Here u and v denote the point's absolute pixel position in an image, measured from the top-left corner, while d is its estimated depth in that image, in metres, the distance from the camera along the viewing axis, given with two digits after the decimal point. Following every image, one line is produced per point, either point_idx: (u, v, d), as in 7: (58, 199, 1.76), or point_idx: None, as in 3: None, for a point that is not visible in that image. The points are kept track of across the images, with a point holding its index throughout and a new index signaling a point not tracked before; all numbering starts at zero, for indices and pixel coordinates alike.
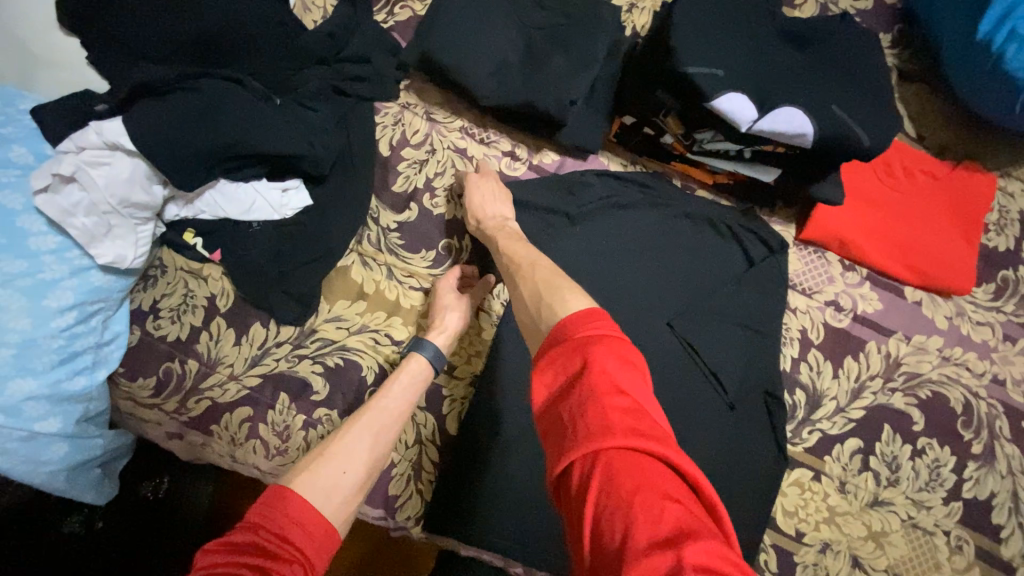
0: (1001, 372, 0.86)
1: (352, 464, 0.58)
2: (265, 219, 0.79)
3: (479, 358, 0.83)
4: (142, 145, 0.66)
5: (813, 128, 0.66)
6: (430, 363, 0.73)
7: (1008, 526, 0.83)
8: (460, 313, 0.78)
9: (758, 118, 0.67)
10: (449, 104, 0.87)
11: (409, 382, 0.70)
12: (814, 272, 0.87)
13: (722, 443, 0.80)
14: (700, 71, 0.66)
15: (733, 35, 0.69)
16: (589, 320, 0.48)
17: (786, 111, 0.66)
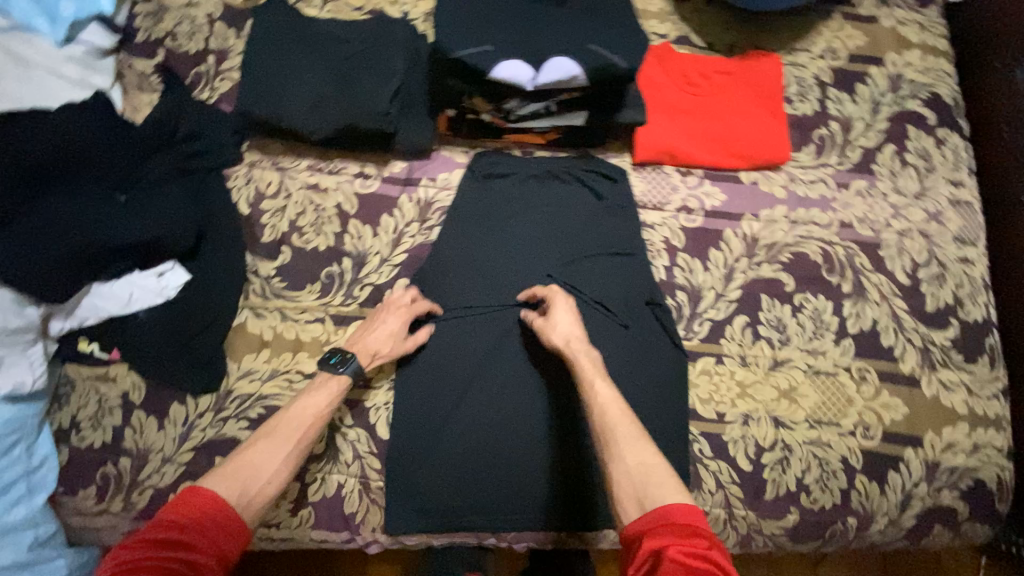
0: (845, 216, 0.96)
1: (274, 474, 0.67)
2: (148, 306, 0.85)
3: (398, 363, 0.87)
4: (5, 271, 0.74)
5: (581, 69, 0.76)
6: (348, 380, 0.78)
7: (898, 345, 0.91)
8: (390, 338, 0.83)
9: (534, 74, 0.76)
10: (292, 149, 0.94)
11: (326, 393, 0.76)
12: (658, 187, 0.96)
13: (626, 360, 0.88)
14: (468, 52, 0.76)
15: (491, 14, 0.79)
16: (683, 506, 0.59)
17: (555, 62, 0.76)
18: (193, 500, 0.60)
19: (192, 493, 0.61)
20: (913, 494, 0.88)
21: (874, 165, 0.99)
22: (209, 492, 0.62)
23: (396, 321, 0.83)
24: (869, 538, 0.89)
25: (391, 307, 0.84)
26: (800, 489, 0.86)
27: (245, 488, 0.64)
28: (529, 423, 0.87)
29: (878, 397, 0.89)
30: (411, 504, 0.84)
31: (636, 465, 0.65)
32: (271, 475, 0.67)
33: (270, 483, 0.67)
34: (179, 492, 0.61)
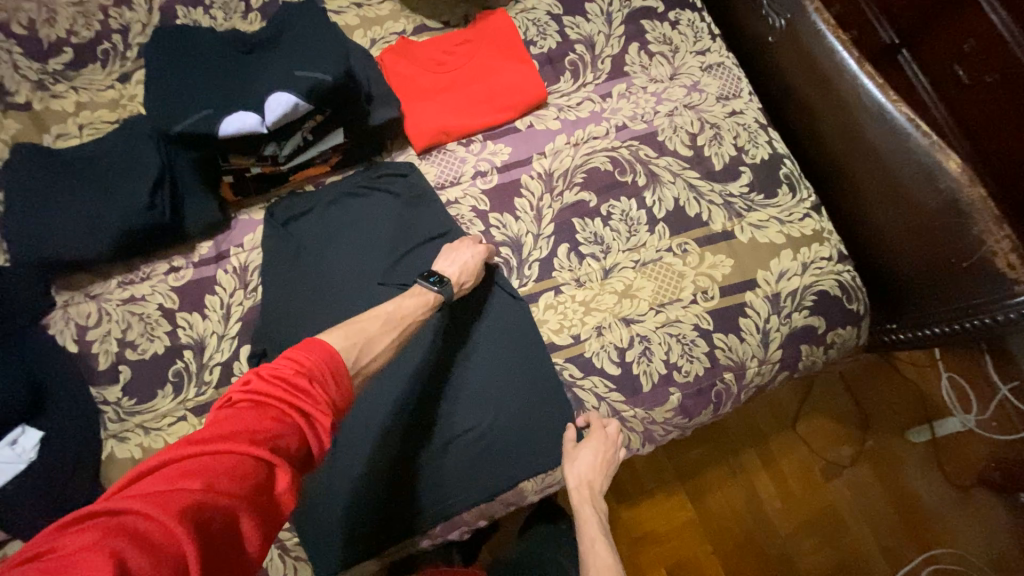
0: (617, 120, 1.04)
1: (379, 353, 0.69)
2: (13, 475, 0.82)
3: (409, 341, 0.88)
4: None
5: (297, 96, 0.85)
6: (441, 298, 0.83)
7: (704, 209, 0.99)
8: (467, 254, 0.89)
9: (261, 117, 0.86)
10: (98, 274, 0.96)
11: (420, 299, 0.81)
12: (448, 166, 1.02)
13: (475, 327, 0.92)
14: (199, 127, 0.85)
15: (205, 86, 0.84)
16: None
17: (272, 99, 0.85)
18: (311, 354, 0.59)
19: (318, 348, 0.60)
20: (770, 329, 0.94)
21: (626, 67, 1.08)
22: (327, 345, 0.62)
23: (472, 244, 0.91)
24: (753, 384, 0.95)
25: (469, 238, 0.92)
26: (671, 369, 0.92)
27: (359, 355, 0.66)
28: (427, 420, 0.87)
29: (704, 261, 0.96)
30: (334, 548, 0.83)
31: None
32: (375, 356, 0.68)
33: (374, 363, 0.68)
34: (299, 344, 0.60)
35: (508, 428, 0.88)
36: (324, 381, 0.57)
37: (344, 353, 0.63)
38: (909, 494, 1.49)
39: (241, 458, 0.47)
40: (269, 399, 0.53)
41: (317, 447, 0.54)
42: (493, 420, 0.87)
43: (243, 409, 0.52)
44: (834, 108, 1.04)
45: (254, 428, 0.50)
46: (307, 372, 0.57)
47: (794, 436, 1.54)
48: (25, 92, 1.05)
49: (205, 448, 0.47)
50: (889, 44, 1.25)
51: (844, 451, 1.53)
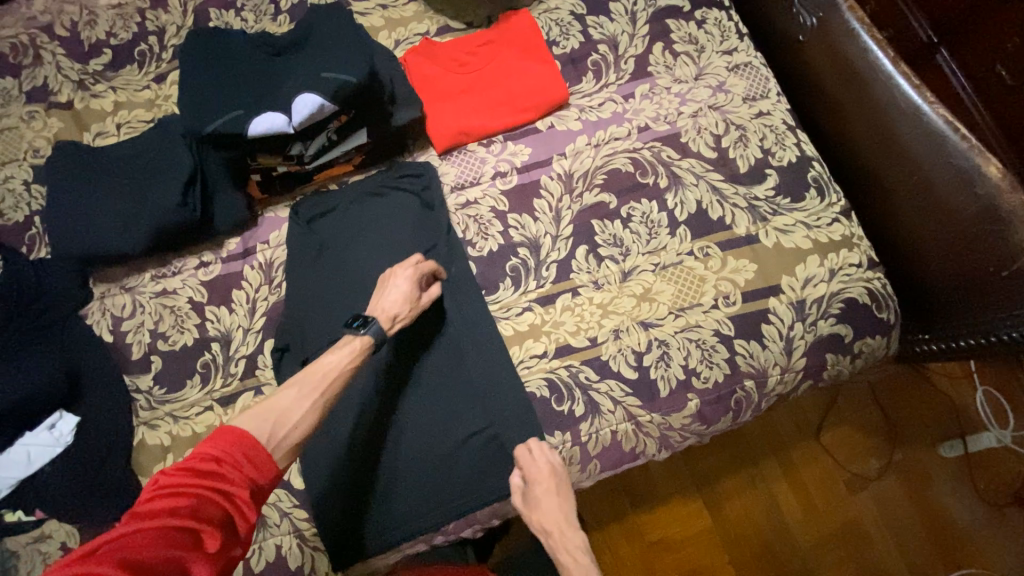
0: (640, 121, 1.03)
1: (301, 420, 0.69)
2: (50, 458, 0.87)
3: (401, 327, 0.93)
4: None
5: (321, 97, 0.87)
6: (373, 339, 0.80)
7: (727, 213, 0.97)
8: (403, 296, 0.86)
9: (287, 118, 0.88)
10: (132, 268, 1.00)
11: (346, 352, 0.77)
12: (468, 166, 1.02)
13: (492, 329, 0.94)
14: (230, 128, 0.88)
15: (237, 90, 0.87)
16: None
17: (298, 100, 0.87)
18: (221, 437, 0.61)
19: (229, 428, 0.62)
20: (794, 337, 0.92)
21: (649, 67, 1.06)
22: (238, 428, 0.63)
23: (405, 284, 0.87)
24: (774, 393, 0.93)
25: (401, 272, 0.88)
26: (690, 375, 0.91)
27: (273, 428, 0.66)
28: (446, 418, 0.90)
29: (726, 265, 0.94)
30: (359, 535, 0.87)
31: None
32: (297, 423, 0.68)
33: (298, 426, 0.68)
34: (212, 433, 0.62)
35: (523, 428, 0.89)
36: (238, 463, 0.61)
37: (260, 426, 0.65)
38: (938, 510, 1.43)
39: (168, 541, 0.52)
40: (184, 486, 0.57)
41: (241, 518, 0.59)
42: (508, 419, 0.90)
43: (157, 502, 0.55)
44: (867, 109, 1.01)
45: (174, 514, 0.54)
46: (219, 456, 0.60)
47: (817, 446, 1.50)
48: (67, 92, 1.10)
49: (126, 540, 0.51)
50: (926, 43, 1.20)
51: (869, 463, 1.48)
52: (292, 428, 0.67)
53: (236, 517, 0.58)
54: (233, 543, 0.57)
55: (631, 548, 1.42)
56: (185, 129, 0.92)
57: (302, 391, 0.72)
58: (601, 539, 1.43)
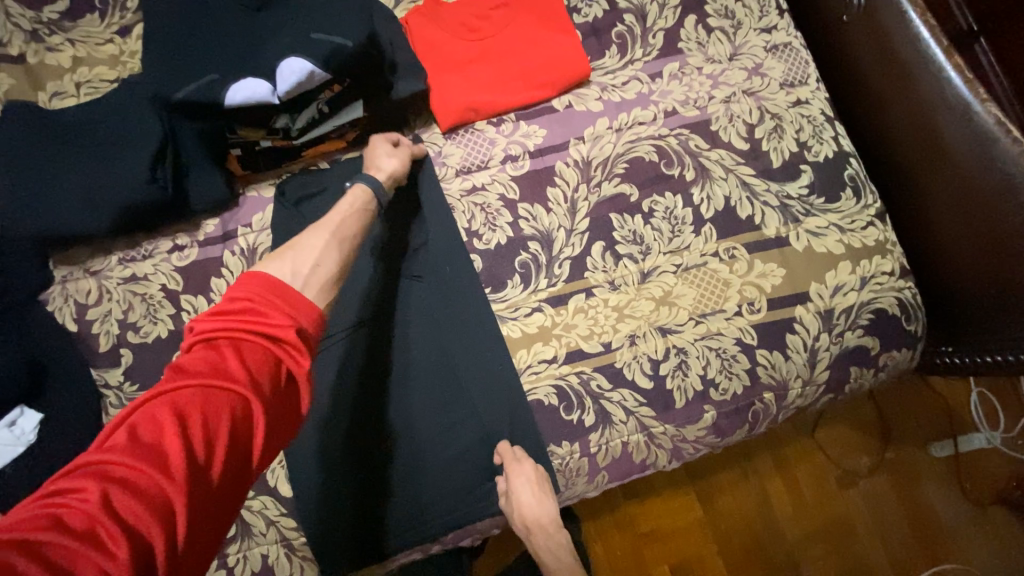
0: (667, 104, 0.93)
1: (321, 259, 0.62)
2: (12, 458, 0.79)
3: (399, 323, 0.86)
4: None
5: (312, 64, 0.76)
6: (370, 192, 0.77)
7: (756, 212, 0.89)
8: (388, 156, 0.84)
9: (271, 86, 0.76)
10: (98, 250, 0.89)
11: (353, 199, 0.75)
12: (476, 147, 0.92)
13: (497, 331, 0.86)
14: (208, 95, 0.77)
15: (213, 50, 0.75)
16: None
17: (285, 65, 0.76)
18: (249, 282, 0.54)
19: (258, 274, 0.55)
20: (819, 348, 0.87)
21: (680, 43, 0.95)
22: (264, 273, 0.56)
23: (385, 145, 0.85)
24: (793, 405, 0.88)
25: (378, 142, 0.85)
26: (707, 386, 0.85)
27: (299, 270, 0.59)
28: (445, 424, 0.84)
29: (753, 269, 0.87)
30: (350, 546, 0.81)
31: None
32: (318, 261, 0.62)
33: (320, 266, 0.61)
34: (240, 279, 0.55)
35: (528, 438, 0.84)
36: (277, 308, 0.53)
37: (280, 271, 0.58)
38: (925, 510, 1.44)
39: (207, 394, 0.45)
40: (219, 338, 0.50)
41: (294, 369, 0.51)
42: (513, 428, 0.84)
43: (194, 354, 0.49)
44: (909, 103, 0.92)
45: (212, 365, 0.48)
46: (253, 299, 0.53)
47: (814, 443, 1.49)
48: (17, 43, 0.96)
49: (168, 394, 0.45)
50: (966, 31, 1.09)
51: (862, 460, 1.47)
52: (312, 266, 0.60)
53: (286, 371, 0.51)
54: (289, 391, 0.51)
55: (623, 539, 1.41)
56: (152, 93, 0.79)
57: (315, 237, 0.66)
58: (593, 531, 1.42)
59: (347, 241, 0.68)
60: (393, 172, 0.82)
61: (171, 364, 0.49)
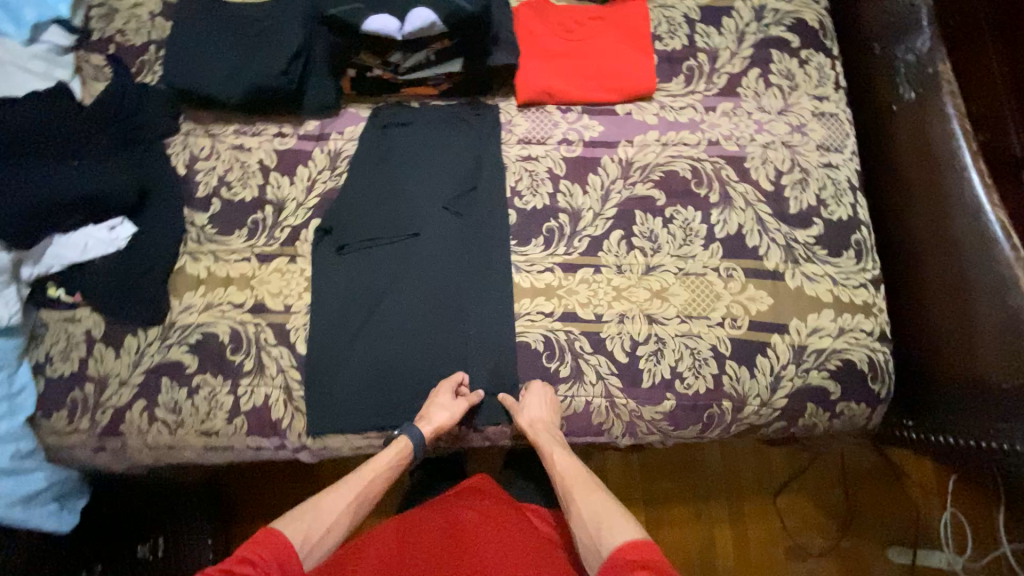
0: (713, 135, 1.06)
1: (336, 520, 0.82)
2: (103, 254, 0.99)
3: (433, 244, 1.02)
4: None
5: (436, 16, 0.95)
6: (411, 444, 0.91)
7: (762, 244, 1.00)
8: (447, 403, 0.92)
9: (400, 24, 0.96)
10: (219, 118, 1.09)
11: (392, 456, 0.91)
12: (540, 124, 1.08)
13: (511, 275, 1.01)
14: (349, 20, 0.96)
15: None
16: (643, 542, 0.69)
17: (416, 12, 0.95)
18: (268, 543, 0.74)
19: (269, 535, 0.75)
20: (783, 376, 0.96)
21: (739, 88, 1.09)
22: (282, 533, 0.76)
23: (446, 395, 0.93)
24: (746, 421, 0.97)
25: (444, 388, 0.94)
26: (674, 377, 0.96)
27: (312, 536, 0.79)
28: (444, 333, 0.98)
29: (744, 291, 0.98)
30: (340, 410, 0.96)
31: (587, 514, 0.78)
32: (333, 521, 0.82)
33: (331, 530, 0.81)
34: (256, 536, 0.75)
35: (509, 371, 0.97)
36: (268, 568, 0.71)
37: (295, 533, 0.77)
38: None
39: None
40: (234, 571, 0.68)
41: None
42: (499, 358, 0.98)
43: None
44: (930, 196, 1.01)
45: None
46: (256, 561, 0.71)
47: (770, 504, 1.53)
48: None
49: None
50: None
51: (816, 540, 1.50)
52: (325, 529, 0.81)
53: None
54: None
55: None
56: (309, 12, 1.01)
57: (338, 495, 0.85)
58: None
59: (368, 492, 0.88)
60: (444, 425, 0.91)
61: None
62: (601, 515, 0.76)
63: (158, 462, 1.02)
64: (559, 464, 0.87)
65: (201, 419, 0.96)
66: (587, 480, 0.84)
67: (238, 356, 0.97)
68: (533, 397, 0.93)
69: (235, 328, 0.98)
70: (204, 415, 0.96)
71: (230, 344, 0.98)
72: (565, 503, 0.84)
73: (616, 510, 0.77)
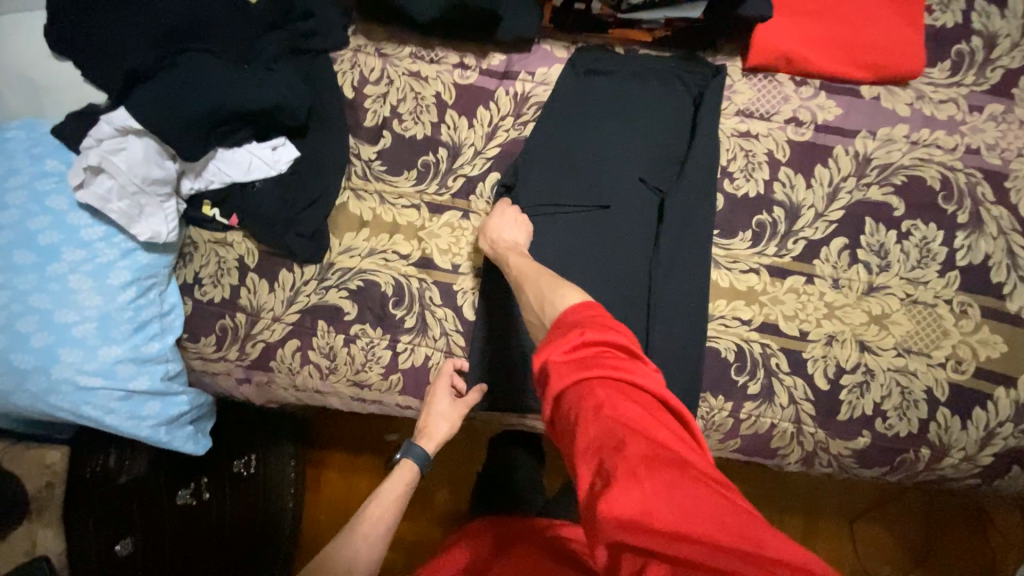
0: (974, 141, 0.89)
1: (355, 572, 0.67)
2: (265, 177, 0.89)
3: (622, 220, 0.89)
4: (147, 119, 0.78)
5: None
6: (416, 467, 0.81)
7: (1008, 282, 0.86)
8: (446, 414, 0.85)
9: None
10: (395, 37, 0.95)
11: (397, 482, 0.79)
12: (768, 95, 0.91)
13: (709, 268, 0.88)
14: None
15: None
16: (583, 305, 0.58)
17: None
18: None
19: None
20: (997, 432, 0.86)
21: (1014, 88, 0.90)
22: None
23: (446, 398, 0.86)
24: (938, 471, 0.88)
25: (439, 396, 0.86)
26: (877, 414, 0.86)
27: None
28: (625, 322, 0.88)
29: (976, 333, 0.86)
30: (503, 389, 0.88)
31: (532, 296, 0.67)
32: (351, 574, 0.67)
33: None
34: None
35: (694, 379, 0.86)
36: None
37: None
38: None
39: None
40: None
41: None
42: (686, 361, 0.86)
43: None
44: None
45: None
46: None
47: (848, 532, 1.44)
48: None
49: None
50: None
51: (884, 568, 1.42)
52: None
53: None
54: None
55: None
56: None
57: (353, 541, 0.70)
58: None
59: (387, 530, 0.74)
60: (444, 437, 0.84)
61: None
62: (543, 291, 0.65)
63: (298, 402, 0.98)
64: (515, 264, 0.76)
65: (355, 369, 0.90)
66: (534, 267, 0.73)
67: (400, 311, 0.90)
68: (507, 217, 0.86)
69: (399, 280, 0.90)
70: (358, 366, 0.90)
71: (393, 297, 0.90)
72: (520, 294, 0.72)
73: (562, 286, 0.66)
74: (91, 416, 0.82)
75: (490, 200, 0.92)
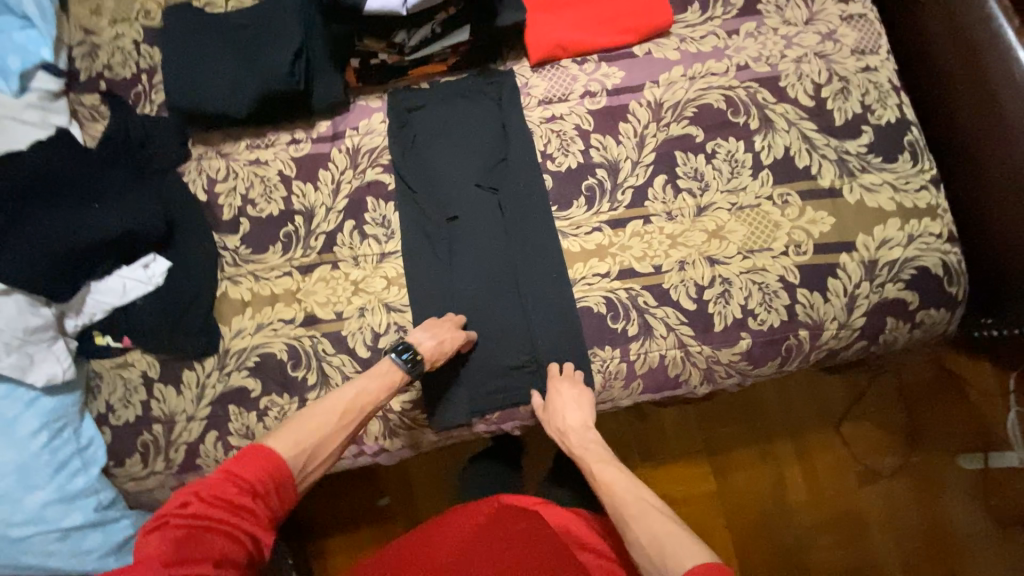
0: (740, 60, 1.01)
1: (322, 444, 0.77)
2: (143, 294, 0.96)
3: (474, 224, 0.98)
4: (7, 276, 0.85)
5: None
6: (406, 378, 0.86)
7: (813, 163, 0.96)
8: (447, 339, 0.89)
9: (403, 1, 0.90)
10: (230, 136, 1.05)
11: (380, 383, 0.85)
12: (558, 80, 1.03)
13: (558, 239, 0.97)
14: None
15: None
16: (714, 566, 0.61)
17: None
18: (249, 456, 0.70)
19: (258, 449, 0.71)
20: (858, 295, 0.93)
21: (758, 7, 1.03)
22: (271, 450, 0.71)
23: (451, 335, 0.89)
24: (826, 347, 0.94)
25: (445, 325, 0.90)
26: (747, 315, 0.93)
27: (300, 449, 0.74)
28: (502, 311, 0.96)
29: (803, 215, 0.94)
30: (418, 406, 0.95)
31: (646, 539, 0.69)
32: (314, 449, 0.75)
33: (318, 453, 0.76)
34: (243, 448, 0.71)
35: (575, 339, 0.93)
36: (263, 492, 0.68)
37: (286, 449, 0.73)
38: (944, 523, 1.34)
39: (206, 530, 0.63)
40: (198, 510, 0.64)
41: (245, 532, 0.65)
42: (563, 325, 0.94)
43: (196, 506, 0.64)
44: (977, 82, 0.94)
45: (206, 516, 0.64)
46: (253, 489, 0.67)
47: (837, 437, 1.41)
48: None
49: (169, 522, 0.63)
50: None
51: (886, 461, 1.39)
52: (314, 452, 0.75)
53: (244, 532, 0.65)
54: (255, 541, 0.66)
55: None
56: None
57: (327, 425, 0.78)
58: None
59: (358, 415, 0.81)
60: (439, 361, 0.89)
61: (194, 494, 0.65)
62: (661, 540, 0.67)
63: None
64: (605, 475, 0.81)
65: None
66: (633, 497, 0.76)
67: (300, 371, 0.95)
68: (565, 397, 0.90)
69: (292, 343, 0.96)
70: None
71: (290, 361, 0.95)
72: (615, 520, 0.75)
73: (670, 527, 0.69)
74: (34, 563, 0.85)
75: (352, 245, 0.99)
